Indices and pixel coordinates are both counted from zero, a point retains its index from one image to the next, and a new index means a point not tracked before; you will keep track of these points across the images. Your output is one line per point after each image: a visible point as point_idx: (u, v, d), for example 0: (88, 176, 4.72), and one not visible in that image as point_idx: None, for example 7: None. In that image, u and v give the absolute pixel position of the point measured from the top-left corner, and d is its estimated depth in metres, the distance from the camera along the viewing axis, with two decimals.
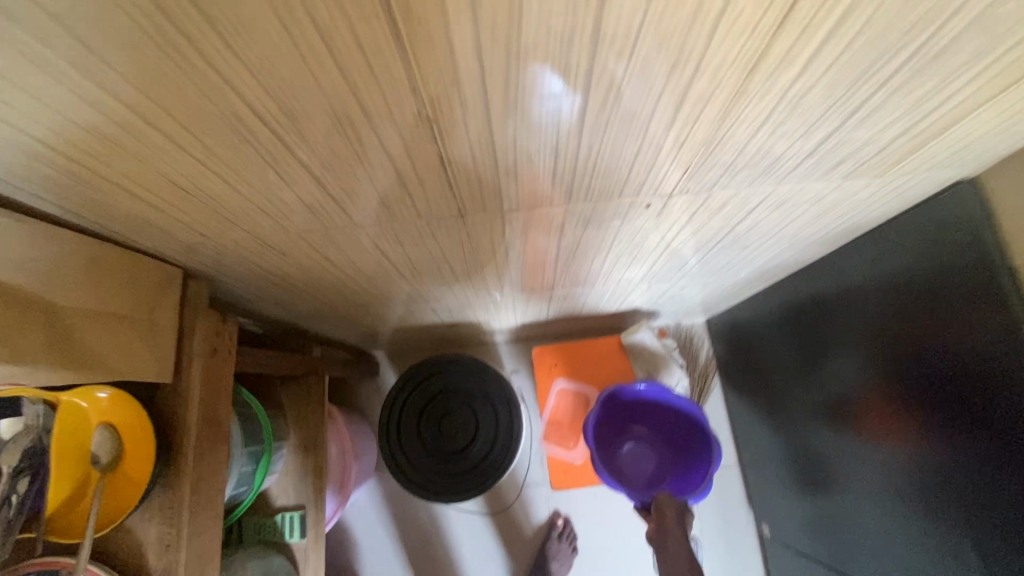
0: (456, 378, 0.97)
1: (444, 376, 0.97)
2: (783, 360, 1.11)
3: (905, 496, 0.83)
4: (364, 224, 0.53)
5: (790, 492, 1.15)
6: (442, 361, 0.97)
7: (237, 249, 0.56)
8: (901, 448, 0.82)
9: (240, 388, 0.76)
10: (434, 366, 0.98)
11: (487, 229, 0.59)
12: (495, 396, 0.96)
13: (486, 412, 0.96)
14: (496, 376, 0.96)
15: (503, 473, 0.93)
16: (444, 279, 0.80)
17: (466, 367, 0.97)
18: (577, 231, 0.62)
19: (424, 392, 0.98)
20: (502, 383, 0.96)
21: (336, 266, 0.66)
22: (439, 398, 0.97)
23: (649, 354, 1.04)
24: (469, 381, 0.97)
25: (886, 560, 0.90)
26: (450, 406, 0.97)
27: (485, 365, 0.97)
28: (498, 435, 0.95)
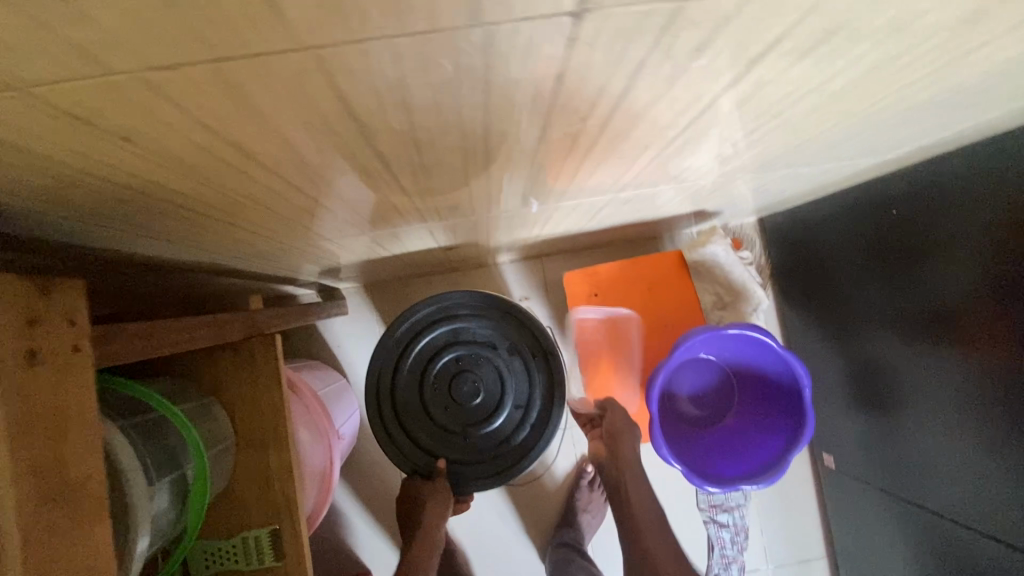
0: (468, 326, 0.75)
1: (452, 324, 0.75)
2: (852, 265, 0.89)
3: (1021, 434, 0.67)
4: (339, 64, 0.21)
5: (839, 413, 1.01)
6: (447, 304, 0.75)
7: (24, 144, 0.23)
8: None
9: (127, 383, 0.44)
10: (439, 311, 0.75)
11: (593, 83, 0.28)
12: (525, 347, 0.75)
13: (516, 368, 0.75)
14: (524, 320, 0.75)
15: (545, 443, 0.74)
16: (465, 189, 0.49)
17: (482, 309, 0.75)
18: (754, 84, 0.31)
19: (425, 348, 0.75)
20: (534, 328, 0.75)
21: (279, 171, 0.34)
22: (445, 355, 0.75)
23: (722, 274, 0.77)
24: (487, 328, 0.75)
25: (967, 496, 0.77)
26: (462, 363, 0.75)
27: (512, 306, 0.75)
28: (534, 397, 0.75)
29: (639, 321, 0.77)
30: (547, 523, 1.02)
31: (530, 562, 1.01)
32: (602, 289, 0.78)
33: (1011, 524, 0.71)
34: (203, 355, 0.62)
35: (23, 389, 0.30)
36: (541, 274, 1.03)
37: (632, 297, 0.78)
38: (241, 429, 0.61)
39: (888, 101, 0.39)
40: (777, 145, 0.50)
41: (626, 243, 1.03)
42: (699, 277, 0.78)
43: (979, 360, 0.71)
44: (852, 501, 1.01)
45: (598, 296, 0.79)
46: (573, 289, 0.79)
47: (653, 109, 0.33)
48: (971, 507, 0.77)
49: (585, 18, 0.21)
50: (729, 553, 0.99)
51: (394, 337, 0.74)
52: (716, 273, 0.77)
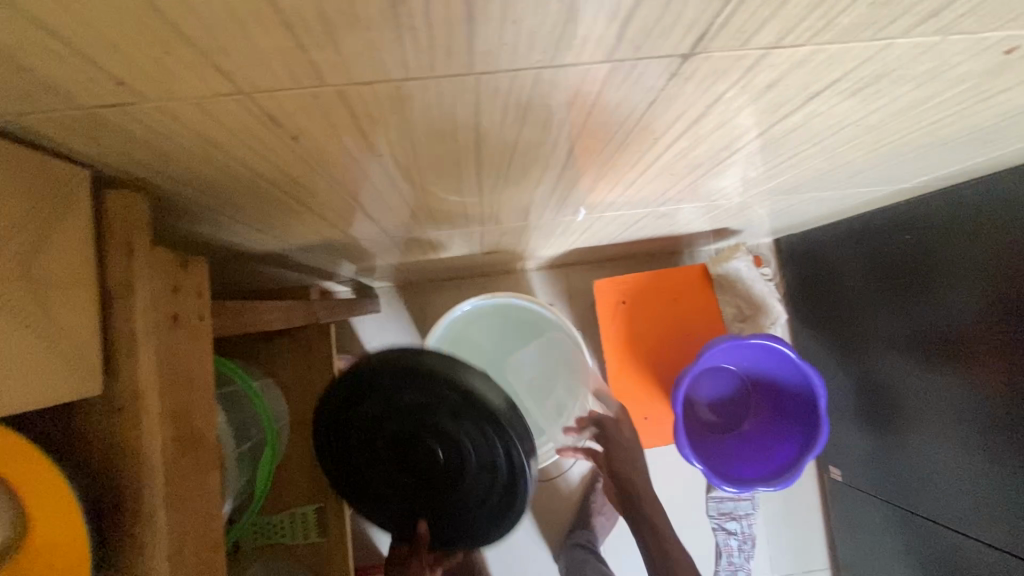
0: (399, 396, 0.48)
1: (374, 391, 0.49)
2: (863, 287, 0.94)
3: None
4: (490, 86, 0.26)
5: (848, 430, 1.04)
6: (360, 370, 0.48)
7: (215, 138, 0.28)
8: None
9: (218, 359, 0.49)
10: (359, 383, 0.49)
11: (676, 112, 0.33)
12: (473, 416, 0.46)
13: (469, 436, 0.48)
14: (463, 387, 0.45)
15: (523, 511, 0.51)
16: (524, 195, 0.53)
17: (406, 374, 0.46)
18: (805, 114, 0.37)
19: (356, 412, 0.51)
20: (476, 389, 0.45)
21: (388, 171, 0.39)
22: (375, 417, 0.51)
23: (744, 288, 0.82)
24: (426, 397, 0.48)
25: (974, 511, 0.81)
26: (399, 421, 0.50)
27: (438, 364, 0.45)
28: (499, 459, 0.48)
29: (663, 329, 0.82)
30: (561, 523, 1.05)
31: (544, 560, 1.04)
32: (629, 298, 0.83)
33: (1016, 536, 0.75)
34: (261, 340, 0.66)
35: (169, 346, 0.34)
36: (565, 283, 1.08)
37: (659, 308, 0.82)
38: (296, 411, 0.65)
39: (914, 135, 0.45)
40: (805, 171, 0.55)
41: (647, 257, 1.07)
42: (721, 290, 0.82)
43: (987, 380, 0.75)
44: (861, 515, 1.04)
45: (626, 304, 0.83)
46: (601, 298, 0.83)
47: (717, 132, 0.38)
48: (977, 521, 0.80)
49: (693, 57, 0.26)
50: (736, 560, 1.03)
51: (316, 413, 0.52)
52: (739, 287, 0.81)
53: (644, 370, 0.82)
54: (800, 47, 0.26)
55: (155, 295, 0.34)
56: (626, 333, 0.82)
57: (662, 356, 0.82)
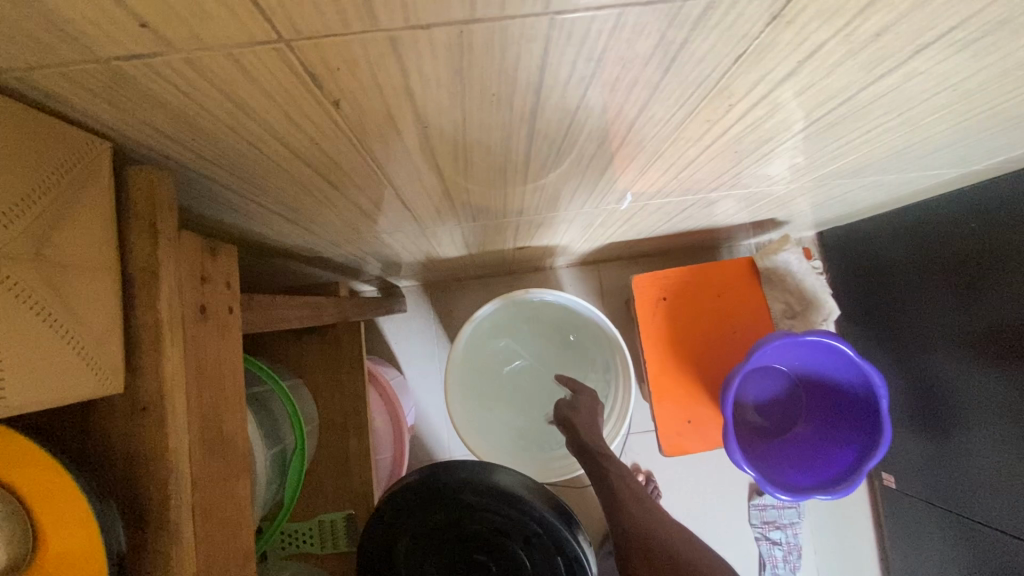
0: (476, 513, 0.53)
1: (453, 508, 0.53)
2: (918, 280, 0.88)
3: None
4: (562, 31, 0.23)
5: (900, 435, 0.97)
6: (448, 485, 0.52)
7: (248, 103, 0.25)
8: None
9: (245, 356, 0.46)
10: (435, 493, 0.53)
11: (761, 68, 0.29)
12: (548, 547, 0.53)
13: (535, 563, 0.55)
14: (551, 525, 0.52)
15: None
16: (567, 181, 0.49)
17: (499, 502, 0.52)
18: (902, 73, 0.32)
19: (427, 522, 0.55)
20: (562, 529, 0.53)
21: (432, 147, 0.35)
22: (443, 528, 0.55)
23: (793, 282, 0.77)
24: (502, 516, 0.53)
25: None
26: (466, 538, 0.56)
27: (535, 504, 0.52)
28: None
29: (708, 327, 0.77)
30: (594, 531, 1.00)
31: None
32: (670, 293, 0.78)
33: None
34: (287, 339, 0.63)
35: (197, 341, 0.31)
36: (595, 280, 1.03)
37: (702, 305, 0.77)
38: (325, 412, 0.62)
39: (1012, 102, 0.40)
40: (873, 150, 0.50)
41: (682, 251, 1.02)
42: (769, 284, 0.77)
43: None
44: (917, 525, 0.97)
45: (667, 299, 0.78)
46: (640, 293, 0.78)
47: (800, 97, 0.33)
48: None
49: None
50: (781, 572, 0.97)
51: (378, 518, 0.53)
52: (788, 282, 0.76)
53: (687, 369, 0.77)
54: None
55: (181, 283, 0.30)
56: (667, 332, 0.77)
57: (707, 357, 0.77)
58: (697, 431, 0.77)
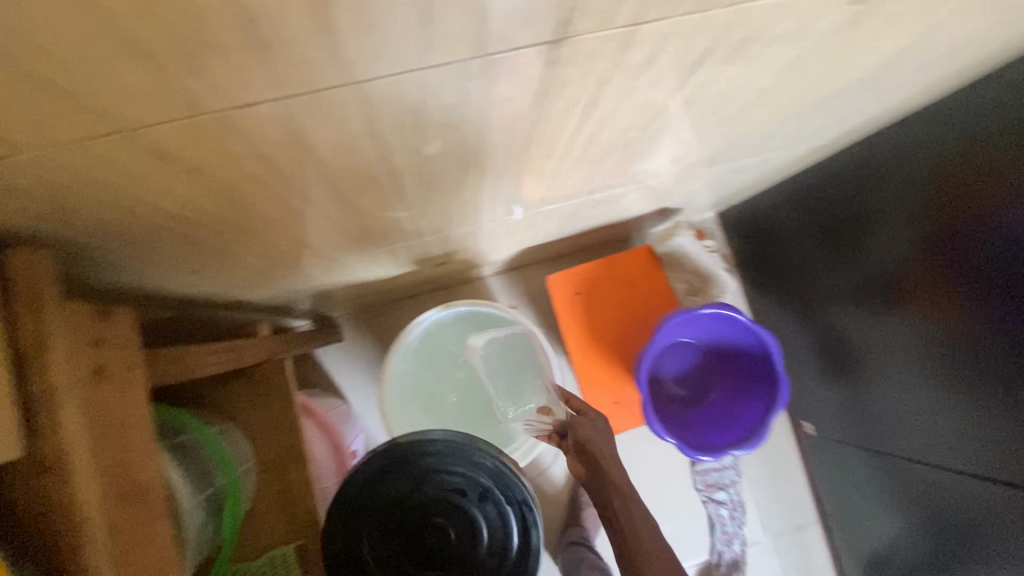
0: (431, 474, 0.60)
1: (411, 471, 0.60)
2: (808, 244, 0.97)
3: (967, 376, 0.73)
4: (375, 93, 0.27)
5: (816, 386, 1.06)
6: (405, 449, 0.59)
7: (110, 181, 0.28)
8: (981, 320, 0.69)
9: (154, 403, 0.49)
10: (394, 461, 0.59)
11: (567, 95, 0.34)
12: (499, 496, 0.60)
13: (491, 518, 0.61)
14: (503, 472, 0.60)
15: None
16: (453, 204, 0.54)
17: (457, 460, 0.60)
18: (696, 84, 0.38)
19: (389, 496, 0.60)
20: (511, 475, 0.60)
21: (308, 194, 0.39)
22: (406, 502, 0.60)
23: (692, 263, 0.84)
24: (456, 474, 0.60)
25: (935, 443, 0.82)
26: (427, 509, 0.61)
27: (491, 456, 0.60)
28: (514, 538, 0.61)
29: (621, 312, 0.84)
30: (554, 522, 1.04)
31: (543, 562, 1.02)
32: (584, 287, 0.84)
33: (981, 457, 0.75)
34: (217, 384, 0.65)
35: (97, 402, 0.34)
36: (524, 284, 1.08)
37: (612, 294, 0.84)
38: (262, 450, 0.64)
39: (807, 92, 0.47)
40: (717, 140, 0.57)
41: (599, 246, 1.09)
42: (670, 266, 0.85)
43: (927, 316, 0.77)
44: (838, 463, 1.06)
45: (581, 293, 0.84)
46: (557, 290, 0.84)
47: (618, 112, 0.39)
48: (938, 451, 0.81)
49: (564, 42, 0.27)
50: (730, 528, 1.05)
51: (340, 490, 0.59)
52: (687, 263, 0.84)
53: (608, 356, 0.83)
54: (660, 21, 0.28)
55: (73, 349, 0.33)
56: (585, 324, 0.84)
57: (624, 341, 0.83)
58: (624, 410, 0.84)
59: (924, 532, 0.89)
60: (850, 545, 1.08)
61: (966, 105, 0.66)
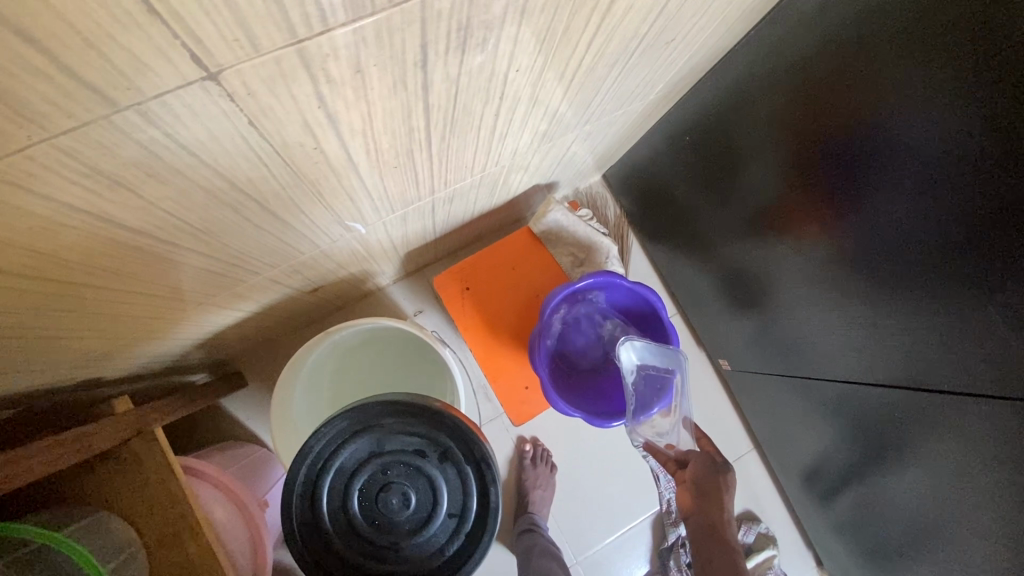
0: (393, 434, 0.63)
1: (377, 433, 0.63)
2: (688, 188, 0.99)
3: (845, 287, 0.75)
4: (12, 171, 0.24)
5: (727, 324, 1.09)
6: (373, 411, 0.62)
7: None
8: (847, 235, 0.71)
9: None
10: (360, 423, 0.62)
11: (291, 119, 0.31)
12: (460, 457, 0.63)
13: (450, 477, 0.63)
14: (461, 430, 0.62)
15: (477, 559, 0.62)
16: (273, 240, 0.51)
17: (417, 419, 0.63)
18: (448, 76, 0.36)
19: (349, 464, 0.63)
20: (470, 436, 0.63)
21: (57, 278, 0.35)
22: (367, 467, 0.63)
23: (572, 234, 0.84)
24: (416, 434, 0.63)
25: (831, 357, 0.85)
26: (388, 474, 0.63)
27: (449, 413, 0.62)
28: (469, 500, 0.63)
29: (514, 299, 0.83)
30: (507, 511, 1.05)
31: (500, 554, 1.02)
32: (471, 282, 0.83)
33: (871, 363, 0.78)
34: (85, 472, 0.61)
35: None
36: (426, 286, 1.06)
37: (497, 283, 0.83)
38: (148, 530, 0.60)
39: (590, 58, 0.46)
40: (536, 116, 0.56)
41: (494, 233, 1.08)
42: (552, 243, 0.84)
43: (803, 238, 0.79)
44: (759, 391, 1.10)
45: (470, 288, 0.83)
46: (445, 290, 0.83)
47: (378, 121, 0.37)
48: (836, 362, 0.85)
49: (223, 75, 0.25)
50: None
51: (310, 445, 0.62)
52: (566, 236, 0.84)
53: (506, 343, 0.83)
54: (332, 32, 0.26)
55: None
56: (477, 317, 0.83)
57: (519, 325, 0.83)
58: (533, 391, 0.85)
59: (841, 438, 0.93)
60: (788, 467, 1.13)
61: (788, 30, 0.66)
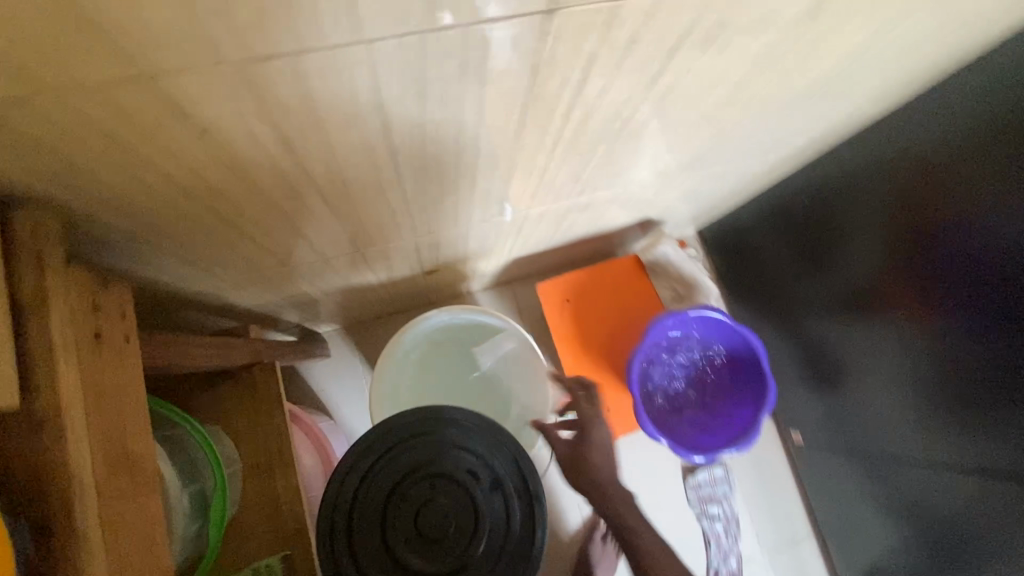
0: (452, 447, 0.58)
1: (437, 443, 0.58)
2: (779, 255, 1.00)
3: (946, 373, 0.74)
4: (383, 55, 0.29)
5: (800, 399, 1.06)
6: (439, 417, 0.59)
7: (130, 141, 0.30)
8: (961, 319, 0.71)
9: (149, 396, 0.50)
10: (422, 424, 0.59)
11: (560, 72, 0.36)
12: (513, 492, 0.58)
13: (495, 508, 0.57)
14: (520, 459, 0.59)
15: None
16: (444, 199, 0.56)
17: (481, 435, 0.59)
18: (677, 69, 0.41)
19: (399, 467, 0.57)
20: (527, 465, 0.59)
21: (309, 173, 0.40)
22: (415, 475, 0.57)
23: (676, 269, 0.87)
24: (474, 453, 0.59)
25: (914, 443, 0.82)
26: (433, 490, 0.57)
27: (512, 438, 0.59)
28: (511, 536, 0.57)
29: (610, 319, 0.86)
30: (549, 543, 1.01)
31: None
32: (573, 295, 0.86)
33: (964, 454, 0.75)
34: (204, 388, 0.64)
35: (93, 365, 0.33)
36: (511, 300, 1.10)
37: (598, 301, 0.86)
38: (249, 455, 0.62)
39: (777, 88, 0.51)
40: (695, 141, 0.61)
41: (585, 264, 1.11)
42: (656, 274, 0.87)
43: (901, 318, 0.79)
44: (829, 475, 1.03)
45: (571, 301, 0.86)
46: (547, 297, 0.86)
47: (606, 96, 0.42)
48: (917, 450, 0.82)
49: (559, 13, 0.30)
50: (725, 545, 1.05)
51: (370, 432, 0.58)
52: (671, 270, 0.87)
53: (598, 359, 0.85)
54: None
55: (75, 312, 0.33)
56: (574, 329, 0.85)
57: (614, 342, 0.85)
58: (619, 413, 0.85)
59: (914, 538, 0.87)
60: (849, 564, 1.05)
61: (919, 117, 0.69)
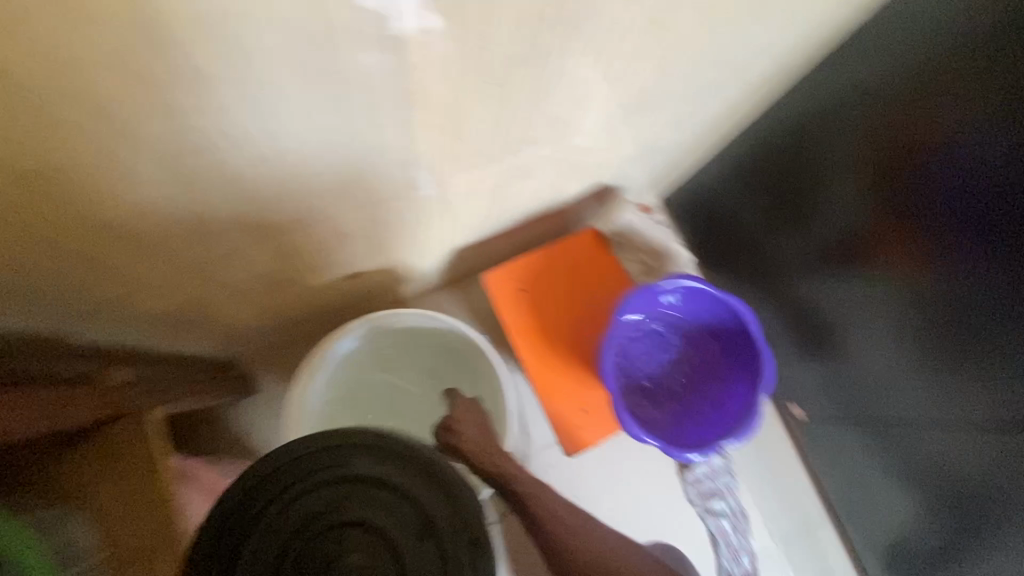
0: (365, 482, 0.45)
1: (345, 475, 0.45)
2: (750, 215, 0.89)
3: (957, 312, 0.63)
4: None
5: (796, 371, 0.95)
6: (345, 441, 0.45)
7: None
8: (959, 246, 0.60)
9: None
10: (323, 457, 0.45)
11: None
12: (445, 536, 0.44)
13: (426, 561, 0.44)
14: (452, 490, 0.44)
15: None
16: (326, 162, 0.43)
17: (401, 464, 0.45)
18: None
19: (297, 514, 0.44)
20: (463, 501, 0.44)
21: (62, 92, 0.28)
22: (319, 521, 0.45)
23: (642, 238, 0.75)
24: (395, 486, 0.45)
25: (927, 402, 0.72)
26: (344, 538, 0.45)
27: (443, 464, 0.45)
28: None
29: (572, 305, 0.73)
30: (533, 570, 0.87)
31: None
32: (527, 282, 0.73)
33: (984, 405, 0.64)
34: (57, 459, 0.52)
35: None
36: (464, 302, 0.96)
37: (556, 286, 0.74)
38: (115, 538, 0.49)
39: None
40: (640, 57, 0.49)
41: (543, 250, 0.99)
42: (620, 246, 0.75)
43: (895, 255, 0.69)
44: (835, 449, 0.93)
45: (525, 290, 0.73)
46: (496, 288, 0.73)
47: None
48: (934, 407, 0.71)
49: None
50: (735, 544, 0.91)
51: (248, 477, 0.44)
52: (636, 241, 0.75)
53: (564, 355, 0.72)
54: None
55: None
56: (532, 321, 0.73)
57: (580, 332, 0.73)
58: (592, 417, 0.71)
59: (936, 513, 0.76)
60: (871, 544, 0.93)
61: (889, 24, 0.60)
